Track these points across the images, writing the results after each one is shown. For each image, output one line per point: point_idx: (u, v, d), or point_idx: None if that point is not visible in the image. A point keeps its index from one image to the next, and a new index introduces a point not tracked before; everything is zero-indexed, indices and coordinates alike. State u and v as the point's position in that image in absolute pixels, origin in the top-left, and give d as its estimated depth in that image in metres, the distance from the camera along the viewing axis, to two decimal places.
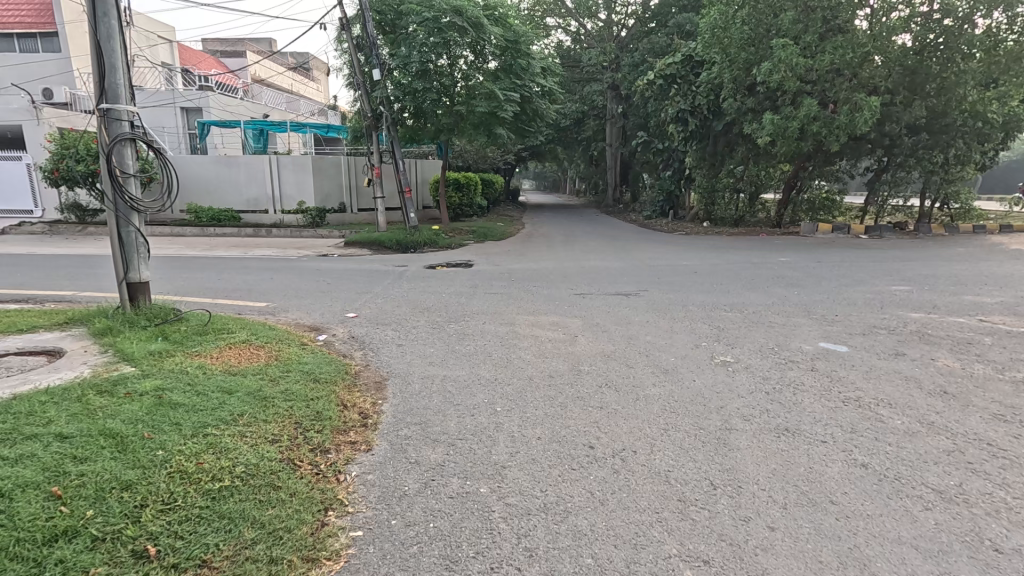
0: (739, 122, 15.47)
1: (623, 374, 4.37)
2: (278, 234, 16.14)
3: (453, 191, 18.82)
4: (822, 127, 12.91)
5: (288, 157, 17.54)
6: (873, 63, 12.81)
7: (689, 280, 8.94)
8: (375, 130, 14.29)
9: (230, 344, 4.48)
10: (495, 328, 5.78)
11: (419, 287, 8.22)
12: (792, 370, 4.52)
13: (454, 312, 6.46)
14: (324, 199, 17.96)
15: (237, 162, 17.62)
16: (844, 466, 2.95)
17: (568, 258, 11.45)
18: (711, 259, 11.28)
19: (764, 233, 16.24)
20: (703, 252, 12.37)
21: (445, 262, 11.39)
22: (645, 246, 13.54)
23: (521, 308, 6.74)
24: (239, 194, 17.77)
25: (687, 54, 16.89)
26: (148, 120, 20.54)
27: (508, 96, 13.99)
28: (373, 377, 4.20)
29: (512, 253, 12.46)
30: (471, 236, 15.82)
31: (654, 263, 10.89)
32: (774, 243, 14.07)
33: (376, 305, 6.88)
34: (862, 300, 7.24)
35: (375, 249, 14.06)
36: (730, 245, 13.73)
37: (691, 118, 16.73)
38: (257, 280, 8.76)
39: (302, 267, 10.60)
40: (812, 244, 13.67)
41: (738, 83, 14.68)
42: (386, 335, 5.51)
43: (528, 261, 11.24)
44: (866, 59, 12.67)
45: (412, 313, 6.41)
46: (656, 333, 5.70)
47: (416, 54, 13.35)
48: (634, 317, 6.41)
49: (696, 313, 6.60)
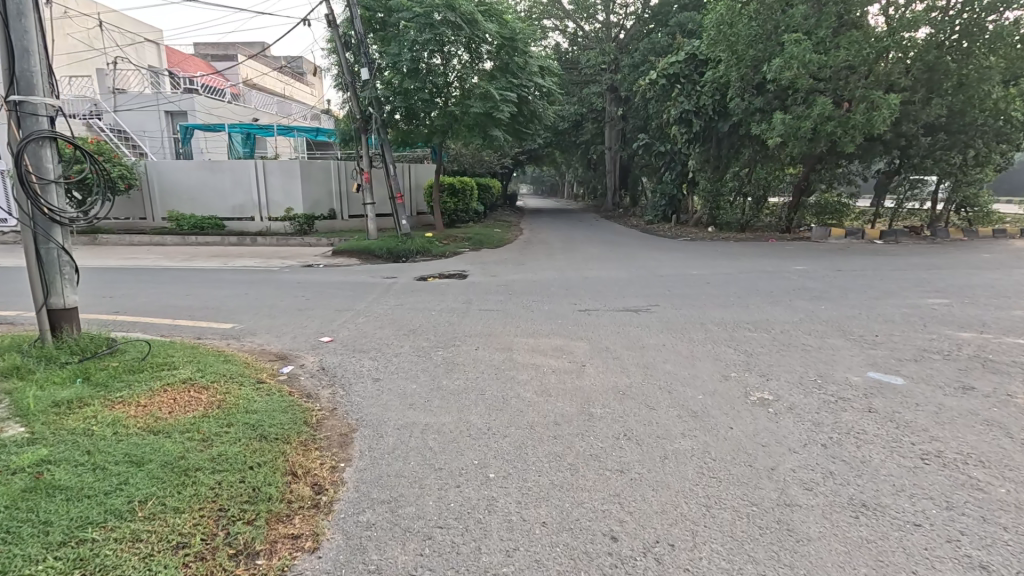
0: (746, 123, 14.79)
1: (643, 419, 3.60)
2: (263, 242, 15.36)
3: (448, 197, 18.07)
4: (837, 126, 12.20)
5: (274, 162, 16.80)
6: (889, 59, 12.12)
7: (703, 292, 8.18)
8: (364, 133, 13.54)
9: (166, 385, 3.70)
10: (489, 356, 5.01)
11: (407, 303, 7.45)
12: (846, 412, 3.75)
13: (443, 334, 5.69)
14: (313, 205, 17.24)
15: (221, 168, 16.85)
16: (958, 569, 2.18)
17: (569, 268, 10.69)
18: (722, 268, 10.54)
19: (773, 238, 15.53)
20: (713, 260, 11.62)
21: (437, 272, 10.63)
22: (651, 254, 12.80)
23: (519, 330, 5.97)
24: (223, 201, 16.99)
25: (691, 53, 16.24)
26: (132, 125, 19.78)
27: (504, 97, 13.26)
28: (337, 429, 3.40)
29: (509, 262, 11.70)
30: (467, 243, 15.06)
31: (662, 272, 10.15)
32: (786, 249, 13.37)
33: (356, 326, 6.11)
34: (900, 317, 6.47)
35: (365, 258, 13.28)
36: (740, 252, 12.99)
37: (695, 119, 16.05)
38: (229, 295, 7.99)
39: (283, 279, 9.82)
40: (827, 250, 12.94)
41: (745, 82, 14.01)
42: (362, 366, 4.72)
43: (526, 271, 10.48)
44: (883, 55, 11.98)
45: (395, 336, 5.64)
46: (676, 360, 4.93)
47: (407, 52, 12.62)
48: (647, 339, 5.64)
49: (717, 334, 5.83)
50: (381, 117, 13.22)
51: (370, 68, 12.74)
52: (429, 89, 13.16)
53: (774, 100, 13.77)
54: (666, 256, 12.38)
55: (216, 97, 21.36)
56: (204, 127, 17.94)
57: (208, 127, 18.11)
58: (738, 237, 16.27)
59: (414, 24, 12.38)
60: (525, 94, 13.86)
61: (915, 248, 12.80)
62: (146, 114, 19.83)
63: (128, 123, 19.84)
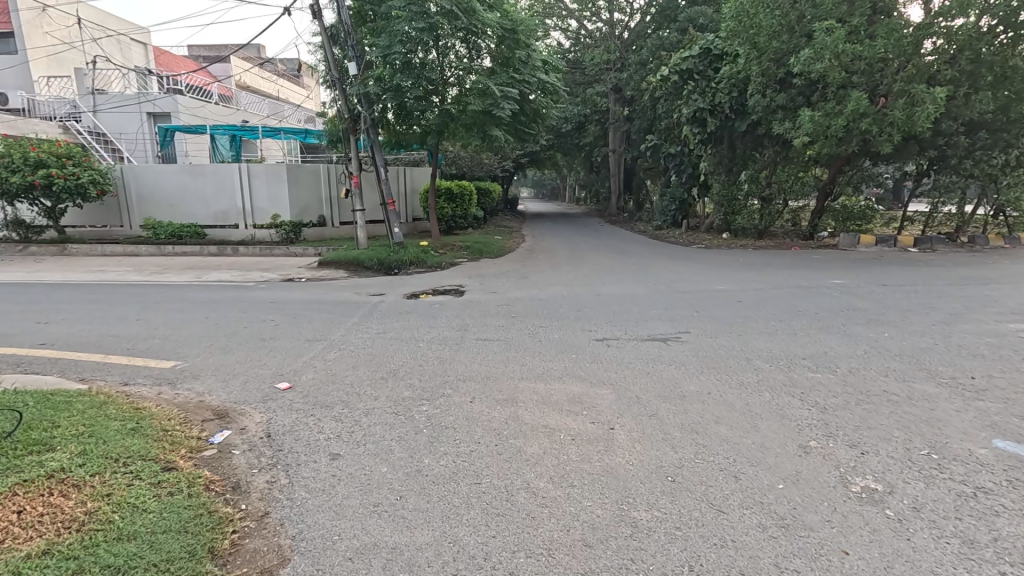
0: (767, 121, 13.75)
1: (711, 537, 2.48)
2: (246, 252, 14.25)
3: (445, 202, 16.98)
4: (872, 124, 11.06)
5: (260, 166, 15.73)
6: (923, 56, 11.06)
7: (738, 315, 7.04)
8: (352, 133, 12.46)
9: (20, 484, 2.60)
10: (490, 415, 3.87)
11: (391, 330, 6.31)
12: (1001, 520, 2.61)
13: (431, 379, 4.57)
14: (301, 211, 16.15)
15: (203, 172, 15.77)
16: None
17: (578, 283, 9.57)
18: (750, 283, 9.41)
19: (795, 246, 14.41)
20: (738, 272, 10.51)
21: (430, 288, 9.50)
22: (665, 264, 11.70)
23: (525, 369, 4.83)
24: (205, 207, 15.91)
25: (705, 47, 15.15)
26: (110, 126, 18.69)
27: (505, 93, 12.15)
28: (257, 563, 2.26)
29: (512, 275, 10.59)
30: (465, 252, 13.94)
31: (683, 288, 9.00)
32: (812, 259, 12.27)
33: (325, 366, 4.98)
34: (987, 349, 5.33)
35: (353, 270, 12.17)
36: (764, 262, 11.89)
37: (711, 118, 15.10)
38: (186, 319, 6.87)
39: (256, 296, 8.71)
40: (859, 260, 11.85)
41: (767, 77, 12.94)
42: (321, 431, 3.58)
43: (531, 286, 9.34)
44: (918, 47, 10.93)
45: (370, 381, 4.51)
46: (731, 419, 3.80)
47: (398, 43, 11.49)
48: (685, 384, 4.50)
49: (771, 375, 4.71)
50: (370, 116, 12.12)
51: (357, 62, 11.63)
52: (423, 85, 12.04)
53: (799, 97, 12.71)
54: (684, 267, 11.28)
55: (201, 98, 20.28)
56: (184, 129, 16.81)
57: (189, 129, 17.00)
58: (756, 245, 15.10)
59: (406, 13, 11.27)
60: (528, 90, 12.77)
61: (956, 257, 11.69)
62: (126, 116, 18.75)
63: (107, 125, 18.76)
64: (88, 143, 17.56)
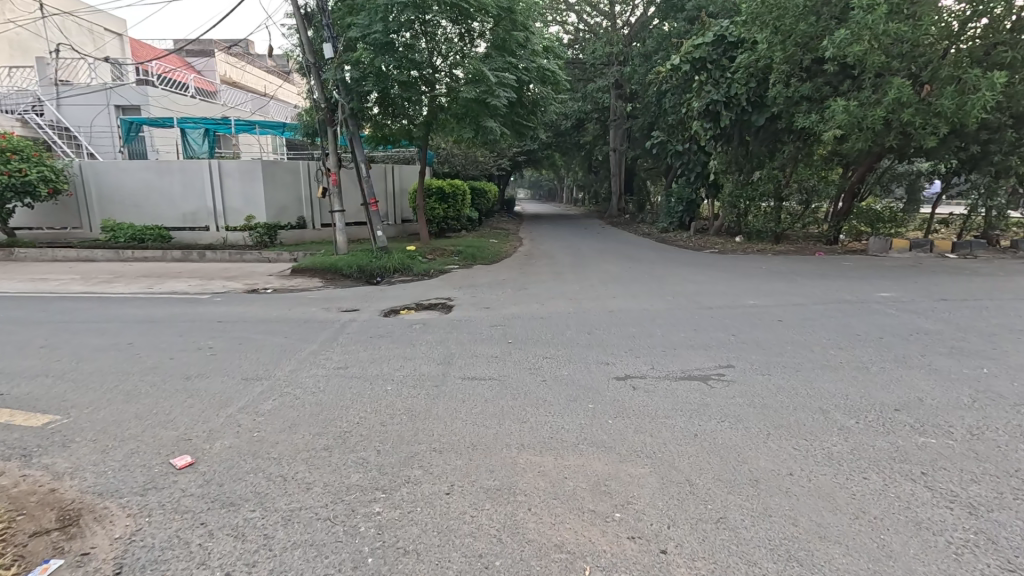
0: (788, 114, 12.54)
1: None
2: (214, 257, 12.89)
3: (436, 202, 15.66)
4: (916, 115, 9.86)
5: (232, 162, 14.40)
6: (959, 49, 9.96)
7: (785, 341, 5.73)
8: (330, 125, 11.13)
9: None
10: (473, 524, 2.56)
11: (356, 364, 4.98)
12: None
13: (393, 449, 3.26)
14: (279, 213, 14.82)
15: (170, 168, 14.41)
16: None
17: (585, 296, 8.25)
18: (784, 295, 8.11)
19: (820, 252, 13.17)
20: (766, 282, 9.22)
21: (414, 301, 8.17)
22: (681, 272, 10.43)
23: (526, 431, 3.52)
24: (173, 207, 14.54)
25: (719, 34, 13.89)
26: (75, 120, 17.32)
27: (501, 79, 10.82)
28: None
29: (509, 286, 9.27)
30: (457, 257, 12.63)
31: (708, 302, 7.70)
32: (843, 266, 11.03)
33: (252, 424, 3.65)
34: None
35: (330, 278, 10.84)
36: (791, 270, 10.60)
37: (726, 111, 13.89)
38: (104, 347, 5.53)
39: (206, 311, 7.38)
40: (896, 268, 10.65)
41: (791, 64, 11.72)
42: (204, 564, 2.27)
43: (531, 300, 8.03)
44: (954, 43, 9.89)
45: (307, 455, 3.20)
46: (843, 532, 2.50)
47: (379, 21, 10.11)
48: (749, 456, 3.22)
49: (864, 442, 3.41)
50: (350, 105, 10.78)
51: (333, 44, 10.27)
52: (408, 70, 10.69)
53: (826, 88, 11.58)
54: (703, 276, 9.99)
55: (175, 90, 18.92)
56: (151, 122, 15.42)
57: (157, 122, 15.63)
58: (776, 249, 13.85)
59: None
60: (527, 79, 11.43)
61: (1005, 264, 10.49)
62: (92, 108, 17.40)
63: (71, 119, 17.40)
64: (49, 138, 16.18)
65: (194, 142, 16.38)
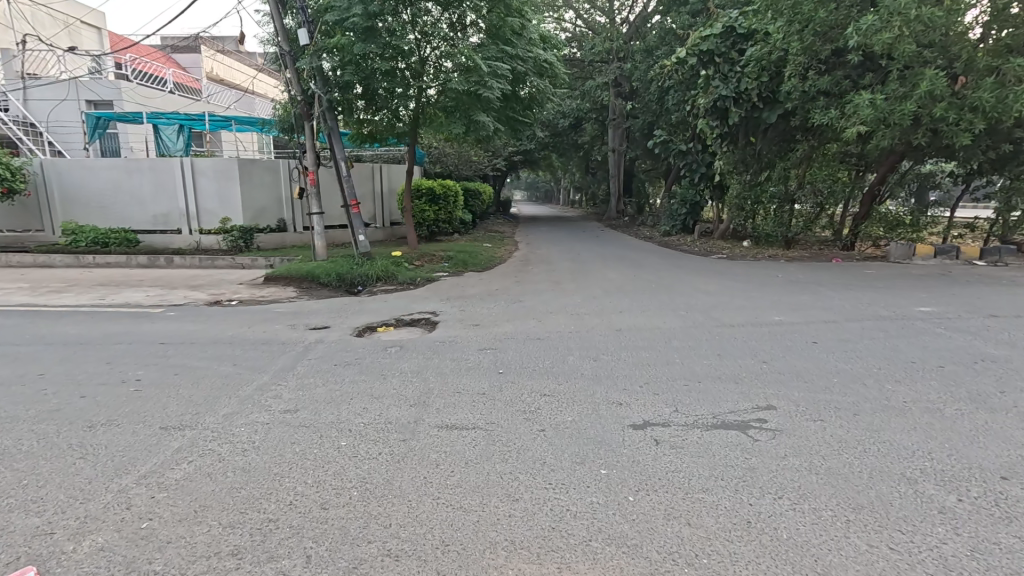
0: (804, 109, 11.69)
1: None
2: (183, 263, 11.90)
3: (426, 204, 14.71)
4: (949, 109, 9.04)
5: (206, 161, 13.40)
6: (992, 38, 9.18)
7: (831, 372, 4.79)
8: (307, 120, 10.17)
9: None
10: None
11: (310, 405, 4.02)
12: None
13: (328, 558, 2.30)
14: (257, 214, 13.85)
15: (139, 167, 13.41)
16: None
17: (588, 310, 7.31)
18: (812, 310, 7.19)
19: (838, 258, 12.31)
20: (788, 295, 8.28)
21: (393, 317, 7.20)
22: (692, 281, 9.49)
23: (519, 524, 2.56)
24: (142, 208, 13.55)
25: (728, 26, 12.95)
26: (44, 117, 16.35)
27: (494, 69, 9.86)
28: None
29: (502, 298, 8.30)
30: (446, 263, 11.67)
31: (727, 319, 6.76)
32: (867, 275, 10.14)
33: (146, 507, 2.69)
34: None
35: (306, 287, 9.87)
36: (812, 280, 9.68)
37: (735, 108, 13.07)
38: (7, 380, 4.55)
39: (152, 329, 6.40)
40: (925, 276, 9.83)
41: (809, 55, 10.84)
42: None
43: (527, 315, 7.07)
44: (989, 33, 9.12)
45: (205, 569, 2.24)
46: None
47: (358, 3, 9.06)
48: (833, 568, 2.28)
49: (986, 539, 2.46)
50: (328, 97, 9.81)
51: (308, 28, 9.30)
52: (392, 58, 9.72)
53: (845, 82, 10.77)
54: (718, 286, 9.05)
55: (151, 85, 17.90)
56: (120, 118, 14.40)
57: (127, 117, 14.60)
58: (788, 255, 12.97)
59: None
60: (523, 70, 10.45)
61: None
62: (64, 104, 16.43)
63: (42, 115, 16.45)
64: (13, 134, 15.14)
65: (168, 139, 15.36)
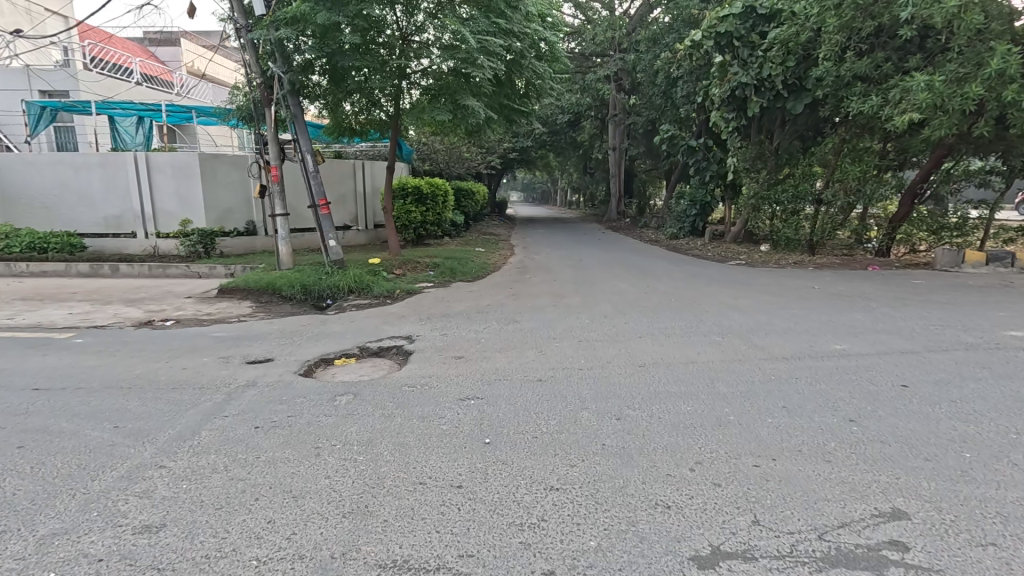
0: (839, 96, 10.33)
1: None
2: (131, 271, 10.41)
3: (412, 204, 13.30)
4: (1022, 91, 7.68)
5: (163, 155, 11.92)
6: None
7: (959, 442, 3.37)
8: (268, 105, 8.74)
9: None
10: None
11: (187, 518, 2.57)
12: None
13: None
14: (221, 215, 12.38)
15: (88, 163, 11.93)
16: None
17: (600, 336, 5.90)
18: (880, 337, 5.80)
19: (874, 266, 10.92)
20: (839, 313, 6.89)
21: (357, 346, 5.75)
22: (718, 296, 8.10)
23: None
24: (92, 209, 12.08)
25: (748, 4, 11.41)
26: None
27: (484, 44, 8.46)
28: None
29: (495, 317, 6.86)
30: (432, 272, 10.23)
31: (777, 350, 5.36)
32: (918, 286, 8.75)
33: None
34: None
35: (264, 302, 8.41)
36: (858, 293, 8.28)
37: (756, 97, 11.71)
38: None
39: (36, 366, 4.92)
40: (985, 287, 8.48)
41: (848, 33, 9.49)
42: None
43: (523, 343, 5.64)
44: None
45: None
46: None
47: None
48: None
49: None
50: (290, 77, 8.39)
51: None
52: (365, 31, 8.30)
53: (888, 65, 9.49)
54: (750, 302, 7.66)
55: (112, 74, 16.37)
56: (68, 108, 12.87)
57: (77, 108, 13.08)
58: (815, 261, 11.64)
59: None
60: (520, 49, 9.12)
61: None
62: (14, 93, 15.19)
63: None
64: None
65: (126, 132, 14.33)
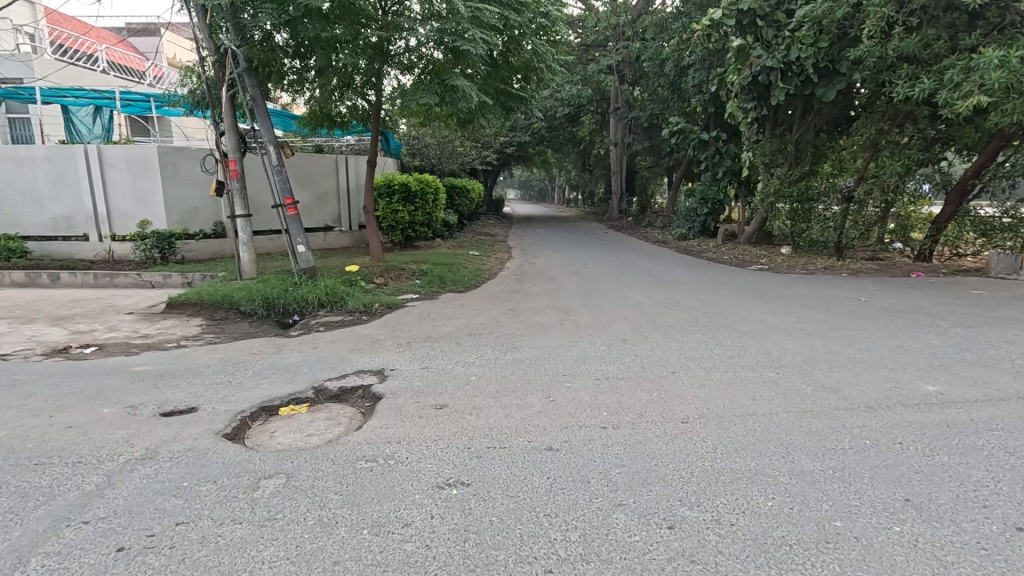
0: (880, 78, 9.11)
1: None
2: (75, 281, 9.12)
3: (400, 202, 12.02)
4: None
5: (117, 149, 10.59)
6: None
7: None
8: (222, 87, 7.53)
9: None
10: None
11: None
12: None
13: None
14: (185, 215, 11.07)
15: (32, 157, 10.57)
16: None
17: (626, 372, 4.64)
18: (980, 372, 4.56)
19: (918, 272, 9.67)
20: (911, 337, 5.67)
21: (312, 387, 4.48)
22: (755, 312, 6.86)
23: None
24: (37, 209, 10.73)
25: None
26: None
27: (477, 14, 7.21)
28: None
29: (492, 342, 5.63)
30: (418, 281, 8.97)
31: (858, 395, 4.11)
32: (981, 298, 7.56)
33: None
34: None
35: (217, 319, 7.14)
36: (918, 307, 7.08)
37: (781, 83, 10.47)
38: None
39: None
40: None
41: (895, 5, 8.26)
42: None
43: (532, 383, 4.42)
44: None
45: None
46: None
47: None
48: None
49: None
50: (246, 51, 7.13)
51: None
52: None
53: (939, 43, 8.29)
54: (796, 320, 6.42)
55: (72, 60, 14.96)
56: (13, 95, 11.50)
57: (23, 94, 11.71)
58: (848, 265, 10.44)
59: None
60: (519, 23, 7.89)
61: None
62: None
63: None
64: None
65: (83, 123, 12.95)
